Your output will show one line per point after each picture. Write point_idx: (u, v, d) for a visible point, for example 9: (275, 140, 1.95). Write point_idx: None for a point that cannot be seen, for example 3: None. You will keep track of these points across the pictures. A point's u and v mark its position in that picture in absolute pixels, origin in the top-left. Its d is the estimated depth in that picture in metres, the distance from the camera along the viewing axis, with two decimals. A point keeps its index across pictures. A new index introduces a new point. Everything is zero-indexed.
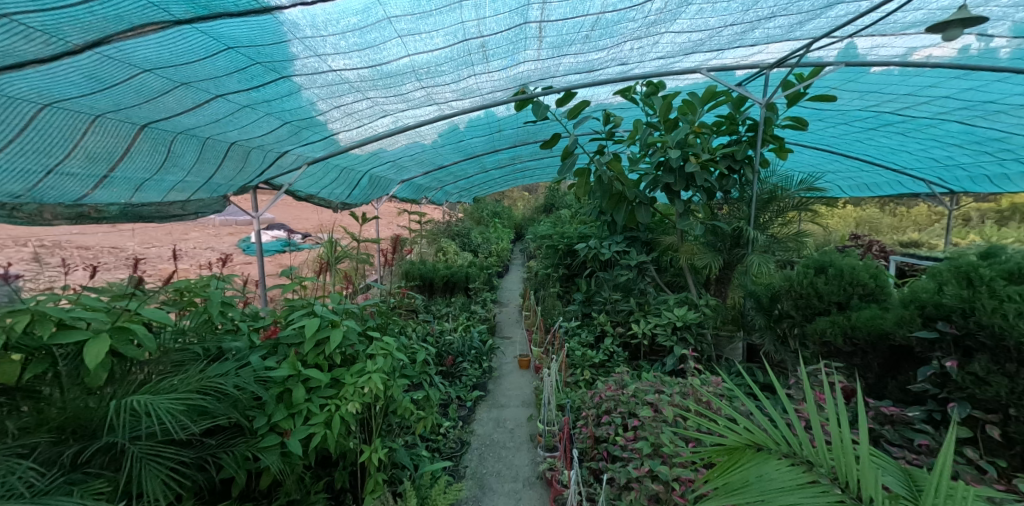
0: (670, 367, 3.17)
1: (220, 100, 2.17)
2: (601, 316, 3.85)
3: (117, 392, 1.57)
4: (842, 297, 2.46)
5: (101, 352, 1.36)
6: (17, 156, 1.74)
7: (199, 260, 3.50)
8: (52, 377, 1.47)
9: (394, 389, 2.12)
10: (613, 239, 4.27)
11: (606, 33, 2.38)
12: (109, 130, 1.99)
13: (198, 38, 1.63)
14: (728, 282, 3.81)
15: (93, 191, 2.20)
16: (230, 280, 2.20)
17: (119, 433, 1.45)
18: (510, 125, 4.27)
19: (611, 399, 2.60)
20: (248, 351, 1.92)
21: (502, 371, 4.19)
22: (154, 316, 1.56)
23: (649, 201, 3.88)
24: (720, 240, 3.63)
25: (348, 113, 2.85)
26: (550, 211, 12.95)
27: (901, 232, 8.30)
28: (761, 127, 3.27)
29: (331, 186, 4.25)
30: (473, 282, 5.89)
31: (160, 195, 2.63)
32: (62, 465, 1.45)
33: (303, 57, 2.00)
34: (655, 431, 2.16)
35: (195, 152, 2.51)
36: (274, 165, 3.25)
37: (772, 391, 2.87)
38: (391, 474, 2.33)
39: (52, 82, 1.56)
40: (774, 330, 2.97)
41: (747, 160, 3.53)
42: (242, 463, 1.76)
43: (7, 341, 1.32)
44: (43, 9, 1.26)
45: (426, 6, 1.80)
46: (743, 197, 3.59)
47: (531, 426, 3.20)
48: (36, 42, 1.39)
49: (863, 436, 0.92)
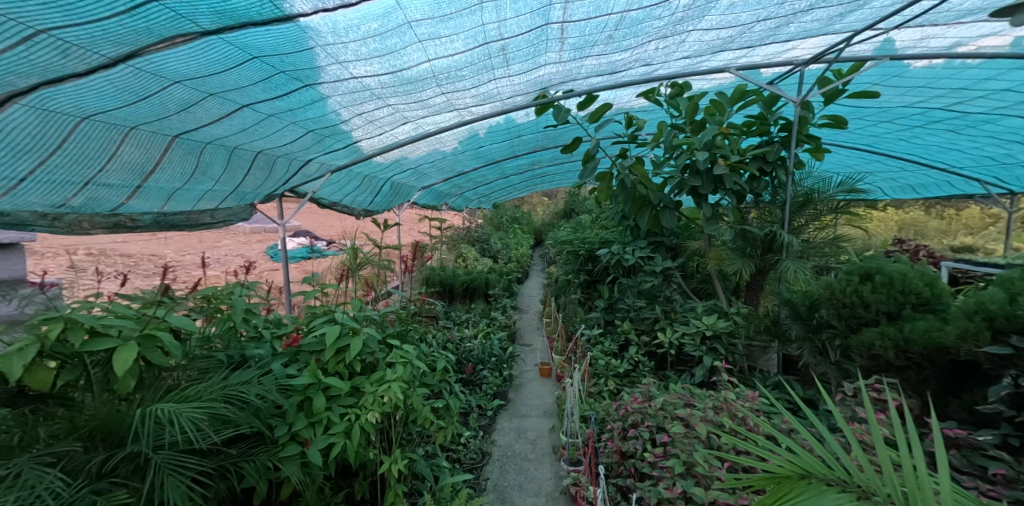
0: (699, 379, 3.04)
1: (247, 110, 2.18)
2: (625, 324, 3.75)
3: (145, 399, 1.58)
4: (892, 307, 2.29)
5: (130, 360, 1.36)
6: (58, 168, 1.79)
7: (227, 267, 3.58)
8: (84, 384, 1.48)
9: (415, 399, 2.07)
10: (636, 244, 4.15)
11: (630, 32, 2.31)
12: (143, 141, 2.03)
13: (224, 49, 1.64)
14: (760, 289, 3.63)
15: (129, 200, 2.26)
16: (254, 286, 2.20)
17: (144, 441, 1.45)
18: (530, 131, 4.23)
19: (638, 412, 2.48)
20: (270, 358, 1.94)
21: (523, 380, 4.12)
22: (181, 323, 1.56)
23: (674, 205, 3.70)
24: (751, 245, 3.46)
25: (369, 120, 2.84)
26: (571, 216, 12.85)
27: (951, 237, 7.77)
28: (796, 126, 3.11)
29: (354, 194, 4.30)
30: (493, 288, 5.86)
31: (190, 204, 2.67)
32: (89, 474, 1.46)
33: (325, 64, 1.99)
34: (687, 448, 2.05)
35: (223, 161, 2.53)
36: (298, 174, 3.26)
37: (810, 407, 2.70)
38: (412, 485, 2.29)
39: (90, 94, 1.59)
40: (813, 342, 2.79)
41: (780, 161, 3.35)
42: (264, 473, 1.74)
43: (39, 349, 1.33)
44: (79, 23, 1.28)
45: (446, 9, 1.76)
46: (776, 201, 3.43)
47: (553, 438, 3.11)
48: (74, 57, 1.41)
49: (946, 474, 0.81)
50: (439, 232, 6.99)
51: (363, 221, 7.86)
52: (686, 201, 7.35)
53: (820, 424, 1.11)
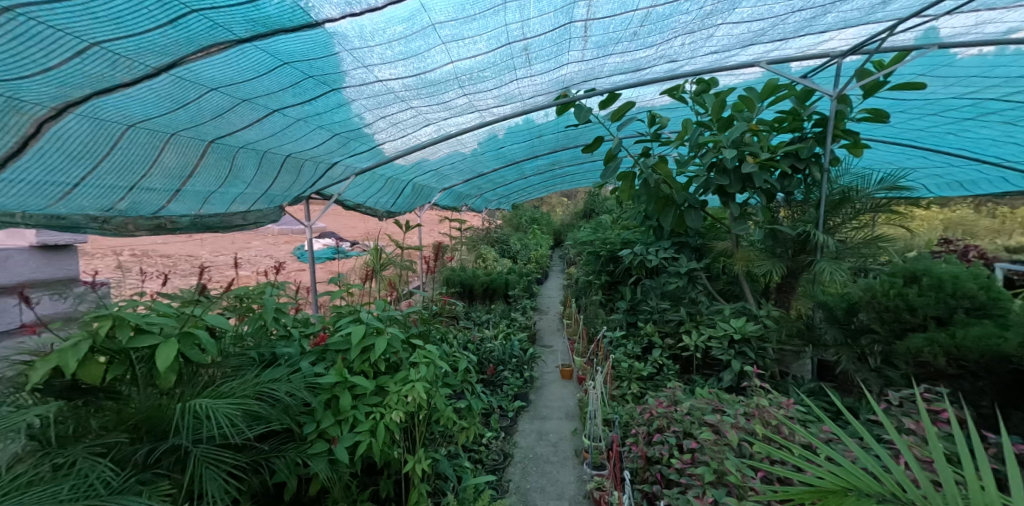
0: (727, 384, 2.94)
1: (277, 114, 2.24)
2: (648, 326, 3.67)
3: (185, 393, 1.66)
4: (942, 311, 2.16)
5: (172, 356, 1.42)
6: (107, 173, 1.90)
7: (258, 267, 3.71)
8: (131, 378, 1.58)
9: (438, 399, 2.08)
10: (659, 245, 4.06)
11: (656, 28, 2.27)
12: (183, 147, 2.11)
13: (257, 55, 1.69)
14: (792, 291, 3.49)
15: (169, 203, 2.36)
16: (284, 286, 2.27)
17: (184, 435, 1.52)
18: (551, 131, 4.21)
19: (663, 417, 2.42)
20: (299, 357, 2.00)
21: (544, 381, 4.10)
22: (217, 321, 1.62)
23: (699, 204, 3.58)
24: (781, 246, 3.33)
25: (393, 123, 2.89)
26: (591, 216, 12.72)
27: (1006, 236, 7.24)
28: (832, 121, 2.97)
29: (377, 195, 4.37)
30: (513, 288, 5.85)
31: (225, 207, 2.77)
32: (135, 464, 1.53)
33: (351, 68, 2.03)
34: (717, 456, 1.99)
35: (254, 165, 2.61)
36: (324, 177, 3.34)
37: (848, 416, 2.58)
38: (435, 485, 2.30)
39: (136, 103, 1.67)
40: (851, 347, 2.66)
41: (814, 157, 3.21)
42: (293, 469, 1.78)
43: (92, 345, 1.42)
44: (129, 35, 1.35)
45: (470, 10, 1.77)
46: (809, 200, 3.29)
47: (576, 440, 3.07)
48: (122, 67, 1.49)
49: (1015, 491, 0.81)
50: (459, 234, 7.04)
51: (385, 223, 8.03)
52: (711, 201, 7.15)
53: (870, 437, 1.14)
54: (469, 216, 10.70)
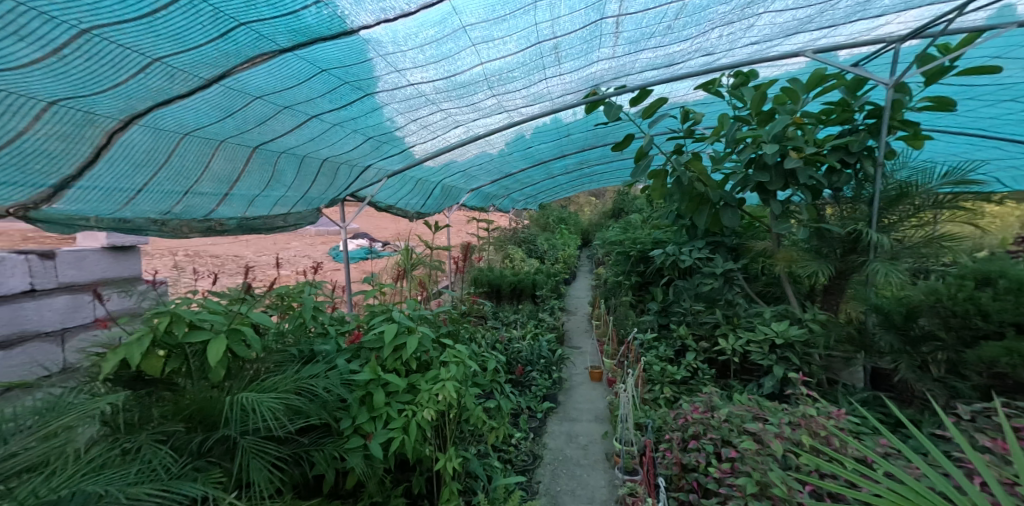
0: (768, 391, 2.80)
1: (314, 120, 2.34)
2: (682, 328, 3.55)
3: (233, 387, 1.77)
4: (1021, 318, 1.96)
5: (221, 351, 1.51)
6: (165, 180, 2.06)
7: (296, 267, 3.89)
8: (186, 371, 1.70)
9: (467, 398, 2.10)
10: (693, 245, 3.91)
11: (692, 21, 2.20)
12: (231, 154, 2.26)
13: (297, 63, 1.78)
14: (841, 294, 3.27)
15: (218, 207, 2.53)
16: (320, 286, 2.37)
17: (233, 427, 1.62)
18: (580, 129, 4.16)
19: (699, 423, 2.33)
20: (335, 354, 2.08)
21: (573, 383, 4.05)
22: (262, 319, 1.71)
23: (736, 202, 3.42)
24: (829, 245, 3.13)
25: (423, 125, 2.96)
26: (620, 216, 12.49)
27: None
28: (887, 111, 2.76)
29: (407, 197, 4.48)
30: (541, 289, 5.83)
31: (267, 209, 2.93)
32: (190, 452, 1.64)
33: (385, 73, 2.10)
34: (760, 467, 1.89)
35: (294, 169, 2.75)
36: (358, 180, 3.46)
37: (908, 430, 2.38)
38: (465, 484, 2.33)
39: (190, 113, 1.80)
40: (911, 355, 2.46)
41: (867, 151, 3.00)
42: (331, 462, 1.86)
43: (153, 339, 1.54)
44: (186, 49, 1.46)
45: (500, 11, 1.79)
46: (860, 197, 3.08)
47: (606, 444, 3.02)
48: (179, 80, 1.61)
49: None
50: (487, 234, 7.10)
51: (415, 223, 8.23)
52: (749, 199, 6.85)
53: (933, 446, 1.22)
54: (496, 216, 10.76)
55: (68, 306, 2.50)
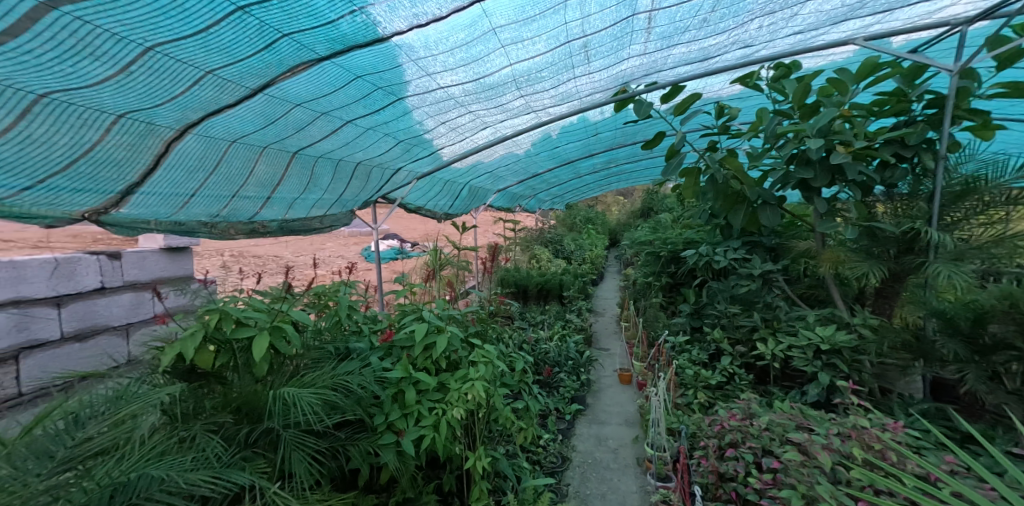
0: (813, 399, 2.64)
1: (349, 125, 2.44)
2: (716, 332, 3.41)
3: (276, 382, 1.86)
4: None
5: (265, 347, 1.60)
6: (215, 185, 2.21)
7: (331, 267, 4.06)
8: (234, 365, 1.81)
9: (496, 398, 2.11)
10: (728, 245, 3.76)
11: (729, 12, 2.12)
12: (273, 159, 2.39)
13: (335, 71, 1.86)
14: (895, 298, 3.03)
15: (261, 209, 2.68)
16: (355, 286, 2.46)
17: (277, 420, 1.71)
18: (608, 128, 4.09)
19: (737, 430, 2.23)
20: (369, 352, 2.16)
21: (601, 385, 3.98)
22: (301, 317, 1.80)
23: (776, 201, 3.26)
24: (881, 245, 2.92)
25: (452, 127, 3.01)
26: (648, 215, 12.23)
27: None
28: (951, 100, 2.54)
29: (436, 198, 4.58)
30: (568, 289, 5.78)
31: (305, 212, 3.08)
32: (239, 442, 1.74)
33: (416, 77, 2.16)
34: (806, 479, 1.79)
35: (330, 173, 2.87)
36: (389, 183, 3.56)
37: (977, 447, 2.18)
38: (495, 483, 2.34)
39: (237, 121, 1.92)
40: (980, 365, 2.26)
41: (926, 143, 2.77)
42: (366, 457, 1.91)
43: (205, 334, 1.65)
44: (235, 62, 1.56)
45: (530, 12, 1.80)
46: (918, 193, 2.86)
47: (637, 448, 2.95)
48: (228, 91, 1.72)
49: None
50: (513, 235, 7.12)
51: (443, 225, 8.39)
52: (789, 197, 6.51)
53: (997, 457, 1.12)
54: (522, 216, 10.77)
55: (132, 302, 2.73)
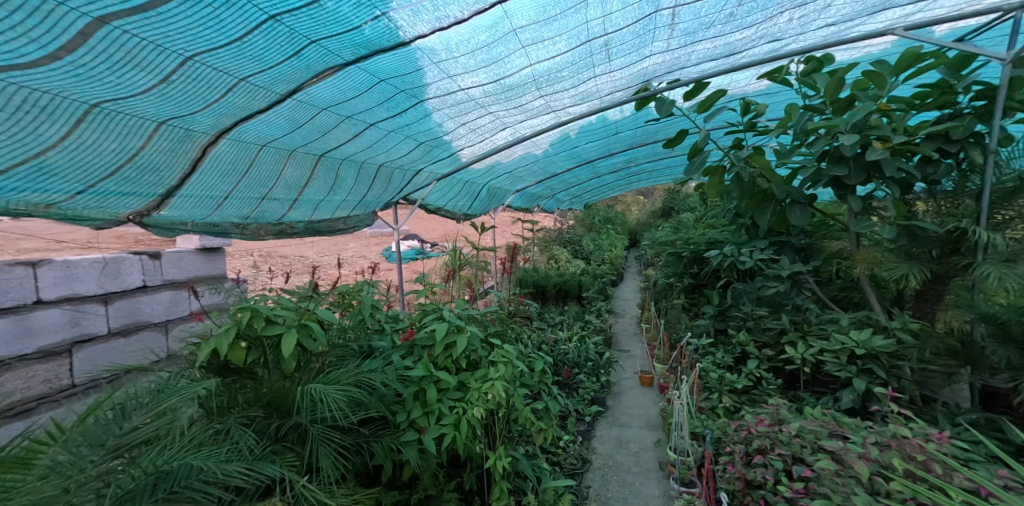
0: (847, 406, 2.52)
1: (372, 128, 2.49)
2: (742, 335, 3.31)
3: (303, 378, 1.93)
4: None
5: (294, 344, 1.66)
6: (247, 188, 2.30)
7: (354, 267, 4.16)
8: (264, 361, 1.88)
9: (516, 397, 2.11)
10: (754, 245, 3.64)
11: (757, 5, 2.06)
12: (300, 162, 2.47)
13: (359, 75, 1.91)
14: (937, 300, 2.85)
15: (289, 211, 2.78)
16: (377, 285, 2.51)
17: (305, 415, 1.77)
18: (629, 126, 4.03)
19: (765, 436, 2.15)
20: (391, 350, 2.20)
21: (621, 387, 3.92)
22: (326, 316, 1.86)
23: (806, 199, 3.13)
24: (923, 245, 2.76)
25: (472, 129, 3.03)
26: (669, 215, 12.01)
27: None
28: (1002, 90, 2.38)
29: (455, 199, 4.62)
30: (587, 290, 5.73)
31: (330, 213, 3.17)
32: (270, 435, 1.81)
33: (437, 80, 2.19)
34: (841, 489, 1.70)
35: (354, 175, 2.94)
36: (411, 184, 3.62)
37: None
38: (515, 484, 2.34)
39: (267, 125, 2.00)
40: None
41: (974, 137, 2.60)
42: (388, 454, 1.95)
43: (238, 331, 1.72)
44: (266, 68, 1.62)
45: (551, 11, 1.80)
46: (964, 190, 2.69)
47: (659, 453, 2.89)
48: (259, 97, 1.79)
49: None
50: (532, 235, 7.12)
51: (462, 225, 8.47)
52: (820, 196, 6.26)
53: None
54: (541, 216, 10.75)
55: (170, 299, 2.89)
